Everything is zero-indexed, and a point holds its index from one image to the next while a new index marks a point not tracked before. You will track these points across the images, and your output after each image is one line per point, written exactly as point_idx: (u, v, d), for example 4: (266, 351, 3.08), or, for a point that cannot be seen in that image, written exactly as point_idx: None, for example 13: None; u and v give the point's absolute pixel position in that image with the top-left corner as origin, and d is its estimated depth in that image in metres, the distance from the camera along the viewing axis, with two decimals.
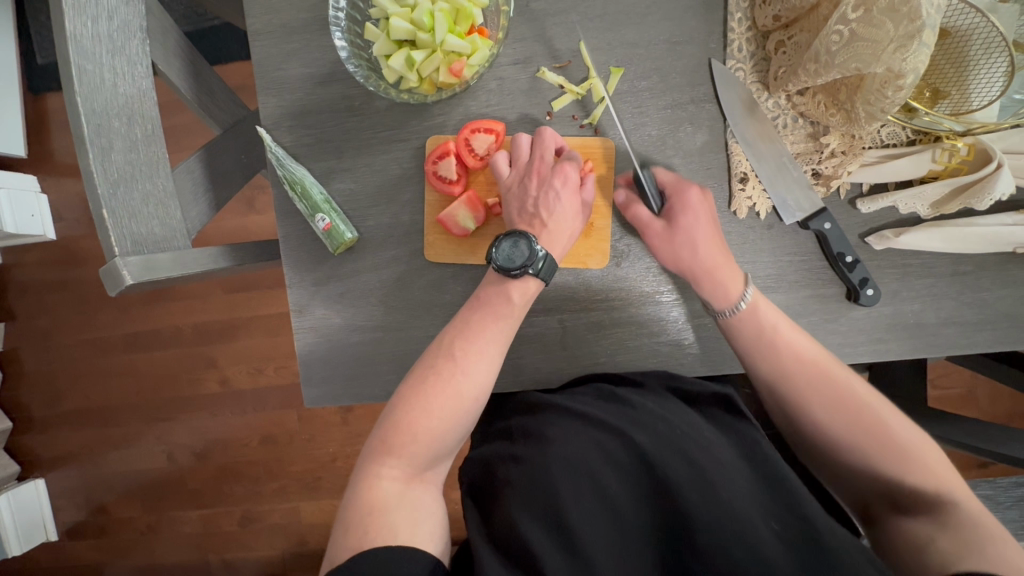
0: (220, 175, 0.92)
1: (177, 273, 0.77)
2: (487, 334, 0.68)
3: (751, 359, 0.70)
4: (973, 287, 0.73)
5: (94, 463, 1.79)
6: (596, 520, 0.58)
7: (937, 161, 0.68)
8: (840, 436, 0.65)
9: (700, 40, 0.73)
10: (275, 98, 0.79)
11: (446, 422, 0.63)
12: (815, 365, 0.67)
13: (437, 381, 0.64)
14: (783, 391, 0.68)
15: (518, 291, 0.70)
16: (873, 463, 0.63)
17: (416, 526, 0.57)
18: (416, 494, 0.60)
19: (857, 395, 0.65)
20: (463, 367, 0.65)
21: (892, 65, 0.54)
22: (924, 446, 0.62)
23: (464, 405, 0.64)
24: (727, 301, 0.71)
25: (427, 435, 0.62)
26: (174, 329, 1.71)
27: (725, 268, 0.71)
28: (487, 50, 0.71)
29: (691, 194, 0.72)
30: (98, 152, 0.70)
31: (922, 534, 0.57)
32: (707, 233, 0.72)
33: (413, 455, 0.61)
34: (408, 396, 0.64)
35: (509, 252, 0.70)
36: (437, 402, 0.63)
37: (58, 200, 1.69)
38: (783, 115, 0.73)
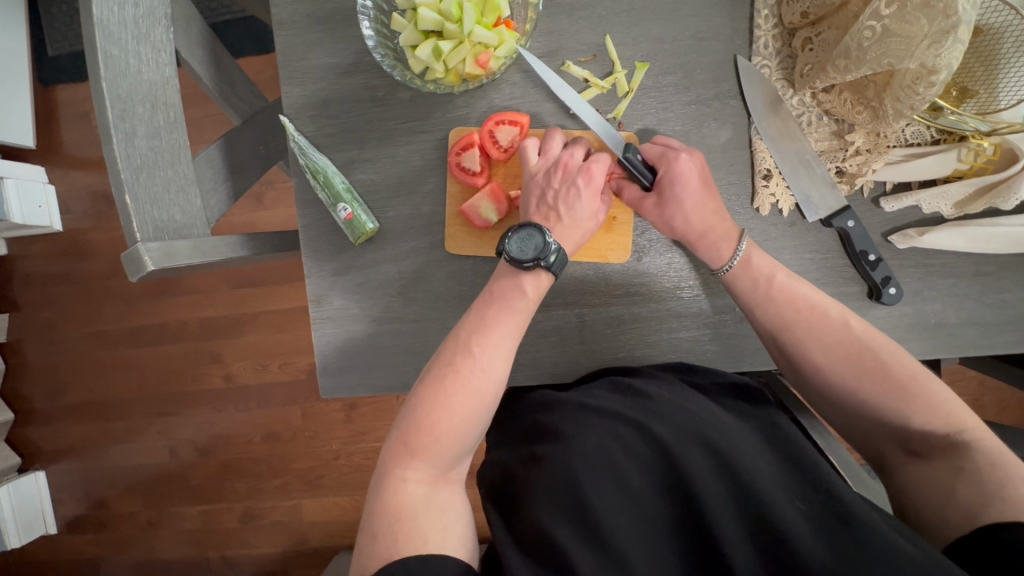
0: (239, 164, 0.91)
1: (196, 261, 0.77)
2: (504, 330, 0.68)
3: (753, 314, 0.70)
4: (995, 287, 0.73)
5: (96, 456, 1.78)
6: (624, 517, 0.58)
7: (963, 160, 0.68)
8: (845, 382, 0.65)
9: (725, 37, 0.74)
10: (298, 87, 0.79)
11: (466, 421, 0.63)
12: (822, 313, 0.66)
13: (455, 379, 0.64)
14: (786, 342, 0.68)
15: (531, 286, 0.70)
16: (879, 405, 0.63)
17: (445, 528, 0.56)
18: (442, 497, 0.59)
19: (858, 338, 0.65)
20: (481, 363, 0.65)
21: (925, 60, 0.54)
22: (927, 378, 0.62)
23: (483, 402, 0.64)
24: (720, 262, 0.72)
25: (449, 435, 0.62)
26: (180, 322, 1.70)
27: (717, 232, 0.71)
28: (513, 42, 0.71)
29: (680, 161, 0.70)
30: (123, 137, 0.70)
31: (939, 477, 0.57)
32: (696, 200, 0.71)
33: (437, 457, 0.61)
34: (428, 395, 0.63)
35: (522, 243, 0.70)
36: (459, 402, 0.63)
37: (66, 191, 1.69)
38: (807, 113, 0.73)
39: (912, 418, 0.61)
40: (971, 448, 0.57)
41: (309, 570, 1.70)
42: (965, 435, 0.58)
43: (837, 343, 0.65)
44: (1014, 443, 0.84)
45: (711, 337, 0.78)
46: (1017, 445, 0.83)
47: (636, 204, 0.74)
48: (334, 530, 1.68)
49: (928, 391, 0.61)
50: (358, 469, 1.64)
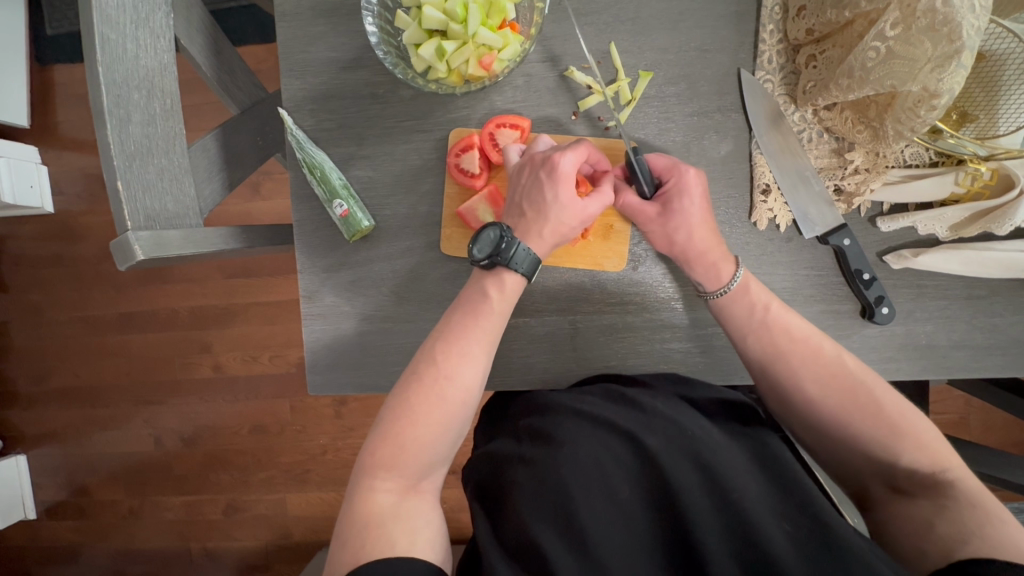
0: (235, 155, 0.90)
1: (187, 251, 0.76)
2: (474, 338, 0.67)
3: (744, 343, 0.69)
4: (987, 311, 0.73)
5: (79, 442, 1.76)
6: (611, 526, 0.58)
7: (960, 184, 0.68)
8: (838, 419, 0.64)
9: (730, 49, 0.73)
10: (299, 80, 0.78)
11: (436, 427, 0.62)
12: (818, 350, 0.66)
13: (422, 388, 0.63)
14: (780, 374, 0.67)
15: (495, 289, 0.69)
16: (870, 444, 0.62)
17: (414, 534, 0.56)
18: (413, 506, 0.59)
19: (851, 373, 0.64)
20: (448, 372, 0.64)
21: (927, 85, 0.54)
22: (915, 417, 0.62)
23: (452, 410, 0.63)
24: (717, 285, 0.71)
25: (416, 445, 0.61)
26: (170, 311, 1.69)
27: (717, 251, 0.71)
28: (517, 45, 0.70)
29: (689, 175, 0.70)
30: (117, 124, 0.69)
31: (925, 514, 0.57)
32: (703, 214, 0.70)
33: (407, 465, 0.61)
34: (397, 404, 0.63)
35: (482, 244, 0.69)
36: (424, 411, 0.62)
37: (59, 173, 1.66)
38: (808, 129, 0.73)
39: (903, 456, 0.61)
40: (955, 488, 0.58)
41: (290, 565, 1.69)
42: (948, 474, 0.59)
43: (834, 378, 0.64)
44: (998, 467, 0.84)
45: (703, 349, 0.78)
46: (1001, 468, 0.84)
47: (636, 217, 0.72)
48: (316, 526, 1.67)
49: (917, 426, 0.62)
50: (344, 466, 1.63)
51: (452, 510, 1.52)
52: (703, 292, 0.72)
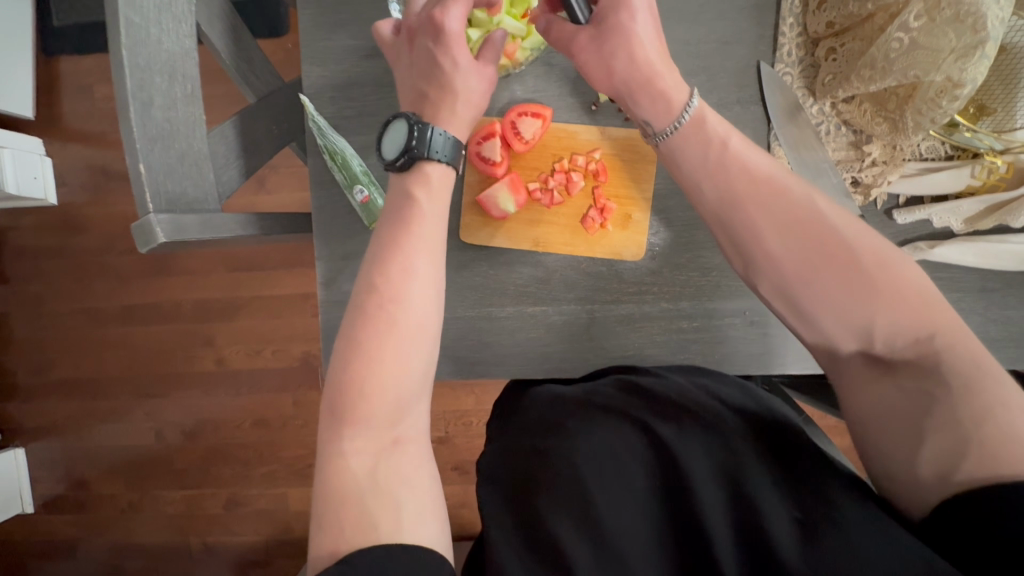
0: (252, 143, 0.91)
1: (206, 236, 0.76)
2: (419, 261, 0.59)
3: (700, 192, 0.63)
4: (1000, 304, 0.74)
5: (80, 435, 1.75)
6: (626, 516, 0.59)
7: (976, 177, 0.69)
8: (801, 270, 0.59)
9: (749, 42, 0.74)
10: (319, 68, 0.78)
11: (397, 367, 0.55)
12: (787, 200, 0.59)
13: (370, 326, 0.56)
14: (742, 231, 0.61)
15: (418, 187, 0.63)
16: (845, 286, 0.57)
17: (399, 503, 0.50)
18: (394, 463, 0.53)
19: (817, 214, 0.58)
20: (394, 297, 0.57)
21: (951, 75, 0.55)
22: (893, 265, 0.56)
23: (405, 336, 0.56)
24: (665, 120, 0.65)
25: (376, 393, 0.54)
26: (173, 303, 1.68)
27: (666, 77, 0.64)
28: (541, 34, 0.73)
29: (625, 10, 0.62)
30: (140, 107, 0.69)
31: (902, 403, 0.54)
32: (648, 33, 0.63)
33: (374, 421, 0.54)
34: (345, 350, 0.56)
35: (390, 137, 0.64)
36: (376, 348, 0.55)
37: (63, 163, 1.66)
38: (826, 122, 0.74)
39: (879, 322, 0.56)
40: (942, 360, 0.53)
41: (291, 560, 1.69)
42: (933, 342, 0.54)
43: (801, 221, 0.58)
44: None
45: (719, 340, 0.79)
46: None
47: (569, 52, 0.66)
48: None
49: (903, 280, 0.56)
50: None
51: (453, 506, 1.52)
52: (651, 132, 0.66)
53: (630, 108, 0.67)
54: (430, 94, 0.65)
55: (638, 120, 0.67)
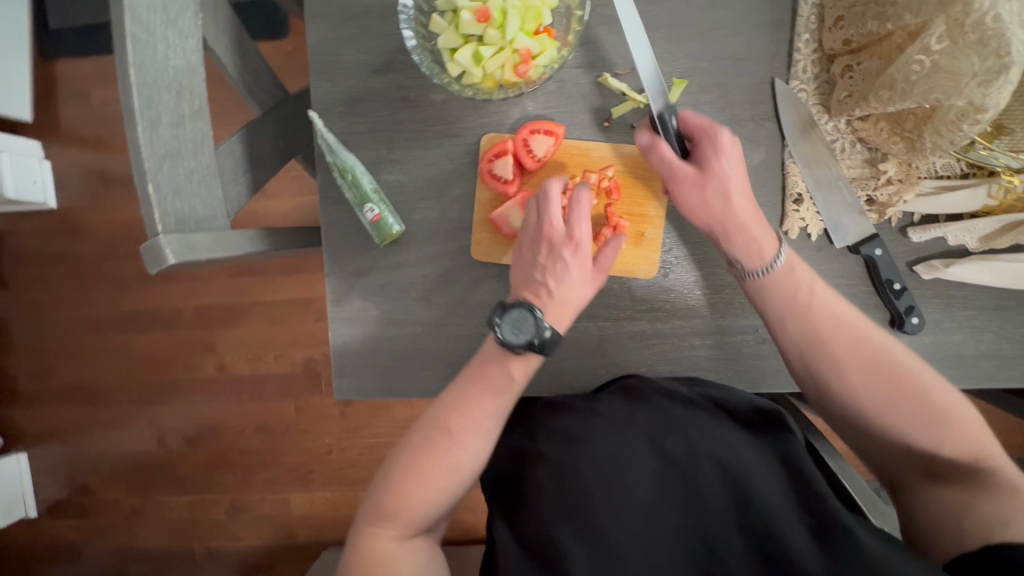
0: (259, 156, 0.90)
1: (216, 254, 0.75)
2: (485, 413, 0.66)
3: (784, 327, 0.68)
4: (1014, 321, 0.74)
5: (83, 441, 1.74)
6: (630, 521, 0.60)
7: (992, 197, 0.69)
8: (867, 392, 0.63)
9: (764, 58, 0.74)
10: (328, 83, 0.77)
11: (438, 487, 0.63)
12: (853, 327, 0.65)
13: (433, 458, 0.64)
14: (821, 362, 0.65)
15: (518, 368, 0.67)
16: (909, 422, 0.62)
17: (411, 572, 0.61)
18: (415, 545, 0.63)
19: (893, 361, 0.63)
20: (457, 441, 0.65)
21: (973, 99, 0.55)
22: (959, 405, 0.62)
23: (453, 478, 0.64)
24: (760, 261, 0.68)
25: (420, 506, 0.63)
26: (176, 309, 1.67)
27: (756, 224, 0.68)
28: (553, 51, 0.70)
29: (717, 133, 0.68)
30: (147, 126, 0.68)
31: (959, 501, 0.58)
32: (741, 184, 0.68)
33: (410, 518, 0.63)
34: (407, 464, 0.64)
35: (513, 325, 0.67)
36: (431, 477, 0.63)
37: (63, 168, 1.64)
38: (841, 139, 0.73)
39: (948, 445, 0.60)
40: (990, 477, 0.58)
41: (296, 565, 1.69)
42: (985, 462, 0.59)
43: (879, 363, 0.63)
44: None
45: (732, 357, 0.78)
46: None
47: (673, 182, 0.70)
48: (322, 526, 1.67)
49: (963, 426, 0.61)
50: (350, 465, 1.63)
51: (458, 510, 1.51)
52: (742, 272, 0.70)
53: (720, 246, 0.71)
54: (524, 240, 0.74)
55: (727, 257, 0.70)
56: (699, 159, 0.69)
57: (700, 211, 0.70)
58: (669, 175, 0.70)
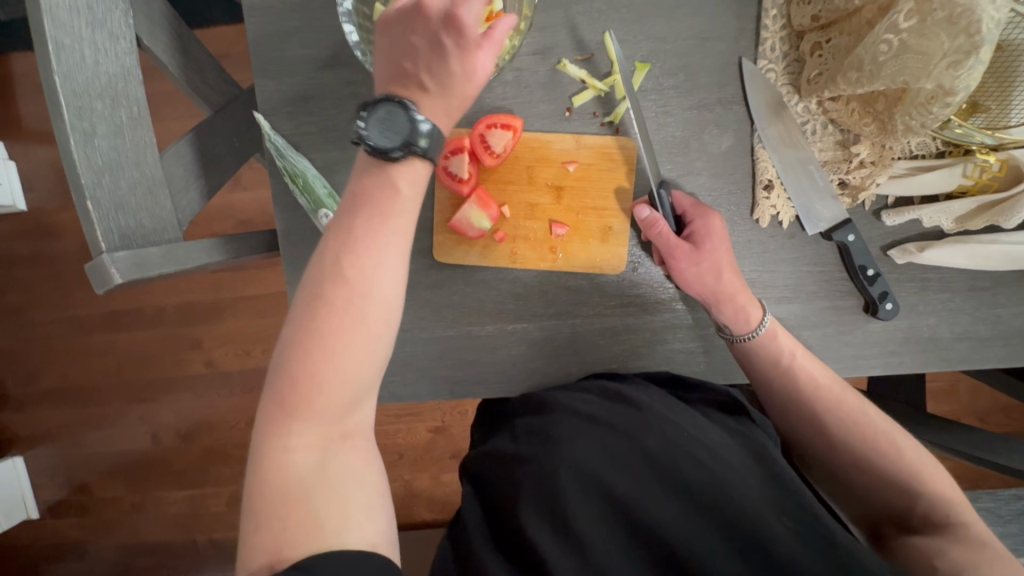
0: (212, 158, 0.86)
1: (168, 269, 0.72)
2: (392, 240, 0.49)
3: (769, 386, 0.69)
4: (990, 302, 0.72)
5: (75, 443, 1.73)
6: (605, 525, 0.56)
7: (968, 176, 0.66)
8: (844, 445, 0.65)
9: (731, 37, 0.70)
10: (273, 81, 0.73)
11: (356, 374, 0.47)
12: (832, 397, 0.66)
13: (338, 325, 0.46)
14: (804, 414, 0.67)
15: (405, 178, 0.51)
16: (882, 476, 0.62)
17: (345, 500, 0.45)
18: (340, 458, 0.46)
19: (874, 423, 0.64)
20: (362, 289, 0.47)
21: (942, 82, 0.52)
22: (932, 468, 0.61)
23: (371, 317, 0.48)
24: (745, 329, 0.69)
25: (336, 368, 0.46)
26: (157, 308, 1.65)
27: (744, 294, 0.69)
28: (506, 40, 0.65)
29: (711, 217, 0.70)
30: (81, 138, 0.64)
31: (932, 546, 0.54)
32: (730, 260, 0.70)
33: (324, 408, 0.46)
34: (300, 342, 0.46)
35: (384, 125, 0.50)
36: (339, 342, 0.46)
37: (28, 168, 1.59)
38: (812, 121, 0.70)
39: (920, 496, 0.59)
40: (963, 530, 0.55)
41: None
42: (956, 517, 0.57)
43: (857, 425, 0.64)
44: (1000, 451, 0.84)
45: (708, 349, 0.77)
46: None
47: (670, 257, 0.70)
48: None
49: (937, 483, 0.60)
50: None
51: (452, 493, 1.51)
52: (731, 337, 0.71)
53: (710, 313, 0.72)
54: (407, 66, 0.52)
55: (717, 324, 0.71)
56: (699, 236, 0.70)
57: (698, 281, 0.69)
58: (668, 250, 0.70)
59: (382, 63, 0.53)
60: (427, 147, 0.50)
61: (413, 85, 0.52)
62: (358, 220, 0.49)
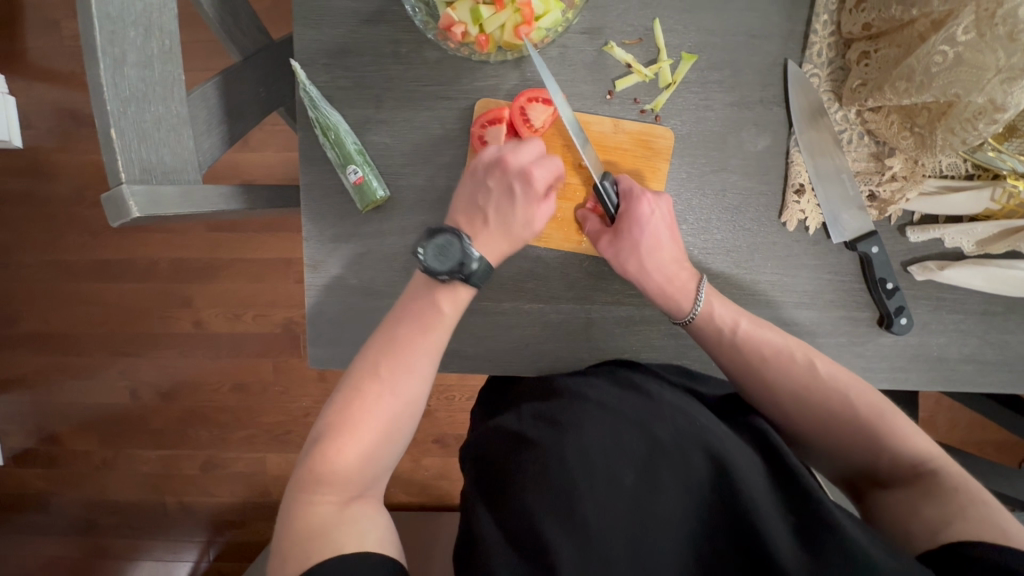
0: (236, 106, 0.83)
1: (186, 210, 0.70)
2: (423, 345, 0.63)
3: (717, 360, 0.69)
4: (999, 327, 0.74)
5: (50, 392, 1.68)
6: (613, 511, 0.55)
7: (995, 201, 0.67)
8: (803, 409, 0.64)
9: (779, 38, 0.70)
10: (313, 31, 0.72)
11: (388, 443, 0.60)
12: (788, 361, 0.65)
13: (365, 404, 0.59)
14: (754, 388, 0.66)
15: (447, 301, 0.65)
16: (846, 434, 0.62)
17: (363, 533, 0.52)
18: (359, 509, 0.55)
19: (829, 382, 0.63)
20: (393, 387, 0.61)
21: (994, 97, 0.53)
22: (891, 413, 0.62)
23: (393, 422, 0.60)
24: (684, 310, 0.70)
25: (358, 453, 0.57)
26: (150, 261, 1.61)
27: (681, 280, 0.69)
28: (558, 13, 0.66)
29: (641, 201, 0.68)
30: (111, 63, 0.62)
31: (908, 505, 0.55)
32: (629, 244, 0.69)
33: (350, 463, 0.56)
34: (334, 423, 0.58)
35: (439, 250, 0.63)
36: (363, 424, 0.58)
37: (29, 104, 1.54)
38: (849, 130, 0.71)
39: (886, 450, 0.60)
40: (934, 477, 0.56)
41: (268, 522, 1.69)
42: (925, 465, 0.58)
43: (811, 388, 0.63)
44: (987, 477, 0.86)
45: None
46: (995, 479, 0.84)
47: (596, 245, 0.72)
48: None
49: (899, 431, 0.60)
50: None
51: (434, 477, 1.50)
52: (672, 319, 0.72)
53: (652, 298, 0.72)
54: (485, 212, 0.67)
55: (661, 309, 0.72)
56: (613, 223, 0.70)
57: (634, 268, 0.70)
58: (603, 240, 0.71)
59: (459, 200, 0.69)
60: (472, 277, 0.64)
61: (479, 218, 0.67)
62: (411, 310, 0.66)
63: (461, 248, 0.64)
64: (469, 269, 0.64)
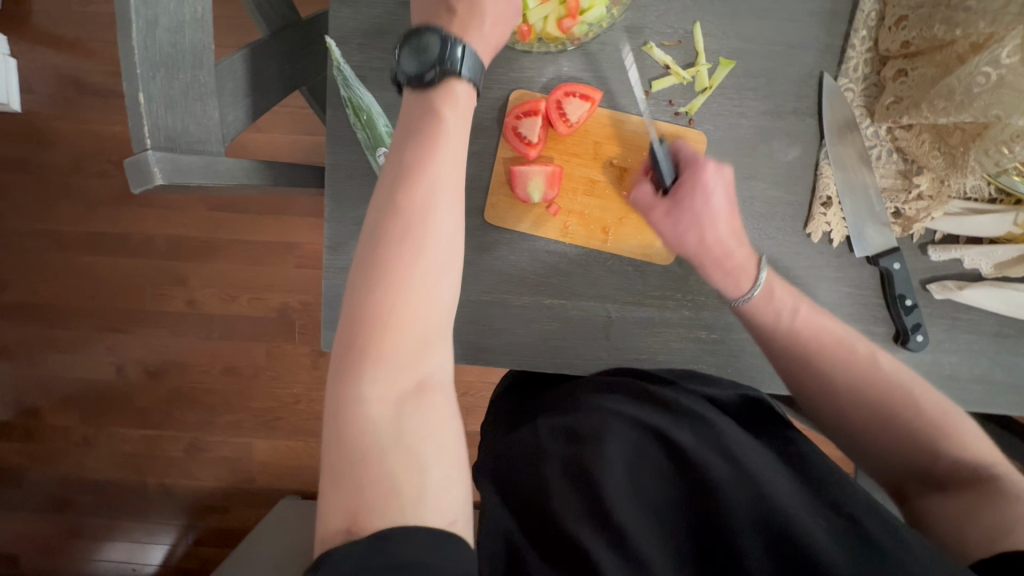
0: (261, 81, 0.82)
1: (208, 181, 0.69)
2: (449, 202, 0.51)
3: (768, 345, 0.67)
4: (1010, 349, 0.75)
5: (33, 364, 1.64)
6: (641, 519, 0.55)
7: (1018, 224, 0.68)
8: (857, 404, 0.61)
9: (817, 50, 0.71)
10: (349, 9, 0.71)
11: (415, 335, 0.47)
12: (846, 348, 0.63)
13: (401, 258, 0.48)
14: (808, 377, 0.64)
15: (448, 108, 0.54)
16: (901, 437, 0.59)
17: (422, 454, 0.43)
18: (417, 409, 0.45)
19: (888, 376, 0.61)
20: (426, 221, 0.49)
21: None
22: (954, 418, 0.59)
23: (432, 258, 0.48)
24: (740, 289, 0.68)
25: (399, 321, 0.46)
26: (146, 237, 1.57)
27: (734, 259, 0.68)
28: (603, 9, 0.66)
29: (702, 169, 0.67)
30: (144, 25, 0.60)
31: (963, 510, 0.52)
32: (687, 212, 0.68)
33: (394, 355, 0.46)
34: (356, 327, 0.46)
35: (414, 50, 0.55)
36: (399, 270, 0.47)
37: (31, 68, 1.50)
38: (879, 146, 0.71)
39: (942, 455, 0.57)
40: (995, 484, 0.53)
41: (252, 510, 1.66)
42: (984, 471, 0.55)
43: (869, 381, 0.61)
44: None
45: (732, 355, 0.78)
46: None
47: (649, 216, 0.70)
48: (283, 474, 1.63)
49: (959, 436, 0.58)
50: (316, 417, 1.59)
51: None
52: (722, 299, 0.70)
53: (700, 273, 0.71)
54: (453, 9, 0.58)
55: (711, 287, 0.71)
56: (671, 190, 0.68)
57: (689, 240, 0.69)
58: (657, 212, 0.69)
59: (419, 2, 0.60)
60: (456, 65, 0.55)
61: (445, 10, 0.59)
62: (400, 192, 0.50)
63: (437, 44, 0.54)
64: (450, 55, 0.54)
